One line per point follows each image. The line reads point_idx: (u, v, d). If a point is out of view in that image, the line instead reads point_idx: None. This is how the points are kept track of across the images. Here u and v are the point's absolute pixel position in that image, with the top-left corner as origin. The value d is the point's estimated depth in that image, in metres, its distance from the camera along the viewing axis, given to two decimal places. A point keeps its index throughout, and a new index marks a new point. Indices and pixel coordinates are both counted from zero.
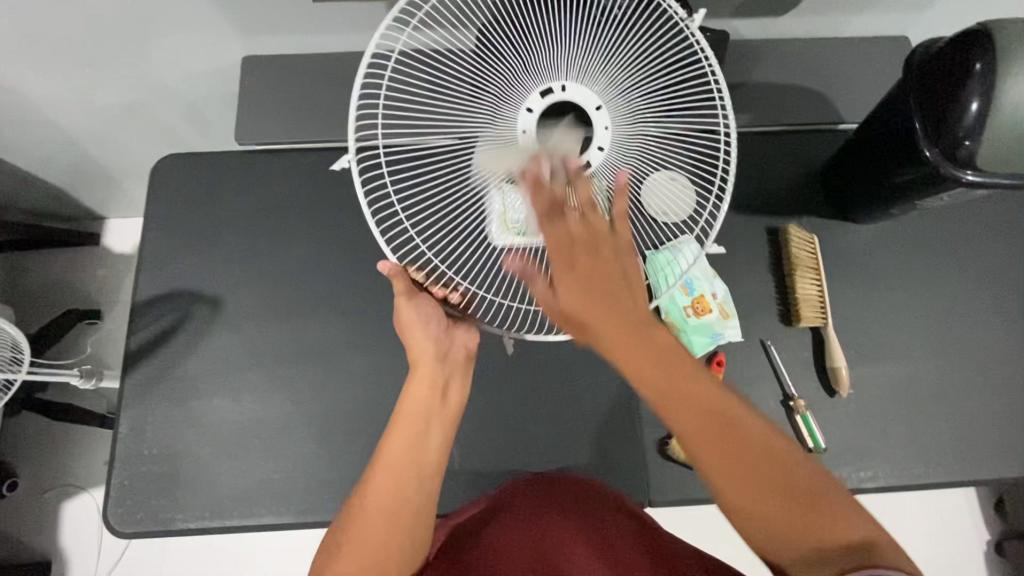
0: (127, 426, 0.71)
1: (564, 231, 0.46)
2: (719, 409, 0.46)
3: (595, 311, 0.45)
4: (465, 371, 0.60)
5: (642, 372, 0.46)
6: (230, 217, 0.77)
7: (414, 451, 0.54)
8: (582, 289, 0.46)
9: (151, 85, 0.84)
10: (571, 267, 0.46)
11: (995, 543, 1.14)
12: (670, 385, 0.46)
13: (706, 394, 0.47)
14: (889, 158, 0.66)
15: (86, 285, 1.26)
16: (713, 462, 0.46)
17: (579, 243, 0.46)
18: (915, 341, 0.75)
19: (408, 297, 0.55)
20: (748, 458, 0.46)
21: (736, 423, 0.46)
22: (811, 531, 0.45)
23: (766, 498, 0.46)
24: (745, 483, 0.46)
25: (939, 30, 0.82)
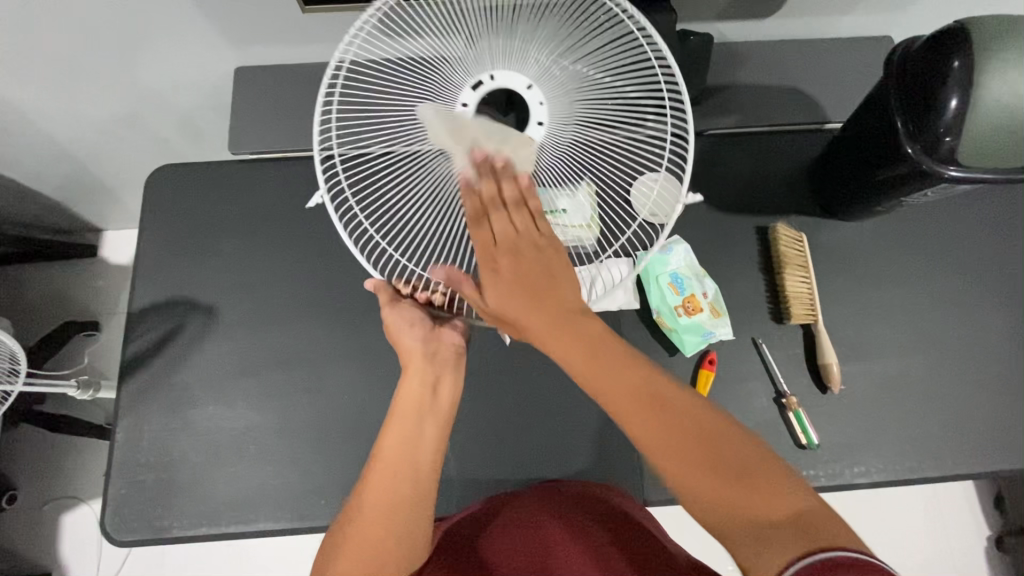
0: (123, 435, 0.72)
1: (484, 234, 0.50)
2: (657, 399, 0.49)
3: (523, 304, 0.50)
4: (458, 368, 0.58)
5: (581, 364, 0.50)
6: (224, 226, 0.78)
7: (406, 453, 0.54)
8: (505, 285, 0.50)
9: (145, 97, 0.85)
10: (494, 270, 0.50)
11: (995, 538, 1.13)
12: (604, 372, 0.50)
13: (643, 386, 0.49)
14: (873, 156, 0.67)
15: (84, 296, 1.27)
16: (654, 451, 0.48)
17: (506, 249, 0.50)
18: (905, 336, 0.75)
19: (390, 305, 0.56)
20: (686, 445, 0.47)
21: (664, 404, 0.49)
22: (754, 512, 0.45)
23: (697, 476, 0.47)
24: (683, 469, 0.47)
25: (921, 29, 0.84)
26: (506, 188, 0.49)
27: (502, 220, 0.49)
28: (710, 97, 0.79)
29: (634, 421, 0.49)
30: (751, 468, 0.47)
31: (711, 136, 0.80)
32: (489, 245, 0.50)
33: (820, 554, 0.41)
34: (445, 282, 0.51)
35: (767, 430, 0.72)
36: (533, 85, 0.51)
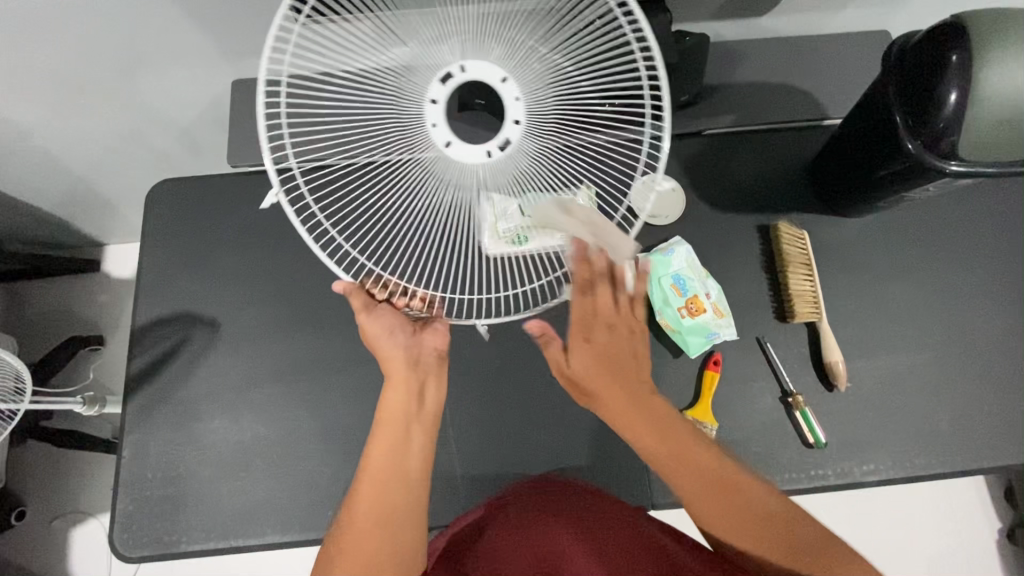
0: (129, 450, 0.72)
1: (582, 308, 0.57)
2: (723, 478, 0.54)
3: (602, 376, 0.57)
4: (440, 372, 0.59)
5: (648, 440, 0.56)
6: (225, 239, 0.78)
7: (396, 459, 0.55)
8: (587, 356, 0.58)
9: (143, 112, 0.86)
10: (584, 341, 0.58)
11: (1007, 531, 1.13)
12: (676, 455, 0.55)
13: (716, 467, 0.54)
14: (873, 151, 0.67)
15: (88, 311, 1.27)
16: (710, 517, 0.53)
17: (601, 321, 0.58)
18: (910, 331, 0.75)
19: (367, 313, 0.55)
20: (747, 516, 0.52)
21: (727, 475, 0.54)
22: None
23: (755, 539, 0.52)
24: (747, 539, 0.52)
25: (919, 22, 0.83)
26: (585, 272, 0.56)
27: (605, 296, 0.57)
28: (707, 96, 0.79)
29: (696, 493, 0.53)
30: (809, 536, 0.51)
31: (708, 135, 0.80)
32: (585, 312, 0.57)
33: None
34: (539, 333, 0.61)
35: (774, 429, 0.72)
36: (507, 78, 0.53)
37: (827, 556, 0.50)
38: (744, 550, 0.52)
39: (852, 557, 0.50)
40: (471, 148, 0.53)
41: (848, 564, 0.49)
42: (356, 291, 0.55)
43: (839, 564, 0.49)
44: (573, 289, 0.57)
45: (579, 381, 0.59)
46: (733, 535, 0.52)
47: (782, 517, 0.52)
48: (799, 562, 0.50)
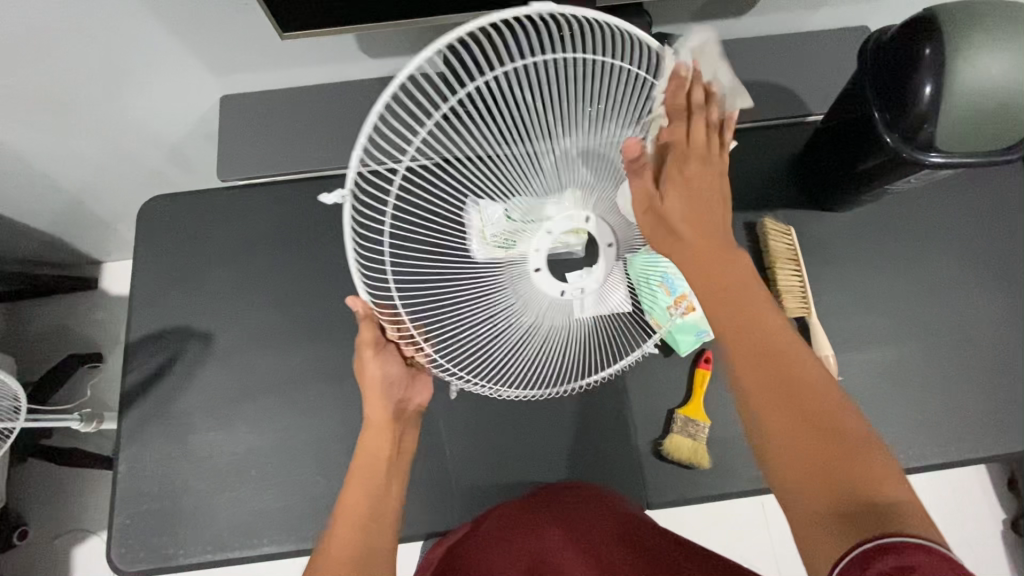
0: (125, 466, 0.72)
1: (679, 163, 0.51)
2: (789, 354, 0.47)
3: (682, 208, 0.51)
4: (415, 425, 0.63)
5: (712, 302, 0.51)
6: (217, 252, 0.79)
7: (375, 500, 0.56)
8: (685, 197, 0.51)
9: (135, 131, 0.87)
10: (680, 173, 0.51)
11: (1011, 522, 1.12)
12: (746, 321, 0.49)
13: (795, 347, 0.47)
14: (854, 146, 0.67)
15: (85, 329, 1.28)
16: (759, 399, 0.46)
17: (695, 157, 0.51)
18: (899, 323, 0.75)
19: (376, 350, 0.57)
20: (800, 412, 0.45)
21: (786, 351, 0.47)
22: (844, 486, 0.42)
23: (788, 423, 0.45)
24: (789, 439, 0.44)
25: (898, 16, 0.84)
26: (695, 95, 0.51)
27: (701, 130, 0.51)
28: None
29: (741, 337, 0.48)
30: (857, 441, 0.43)
31: None
32: (678, 143, 0.52)
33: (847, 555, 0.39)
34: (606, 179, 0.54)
35: None
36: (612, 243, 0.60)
37: (855, 466, 0.42)
38: (765, 409, 0.46)
39: (889, 476, 0.42)
40: (551, 282, 0.60)
41: (874, 480, 0.41)
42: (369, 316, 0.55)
43: (863, 477, 0.42)
44: (669, 101, 0.51)
45: (668, 218, 0.51)
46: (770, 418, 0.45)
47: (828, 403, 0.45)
48: (824, 471, 0.43)
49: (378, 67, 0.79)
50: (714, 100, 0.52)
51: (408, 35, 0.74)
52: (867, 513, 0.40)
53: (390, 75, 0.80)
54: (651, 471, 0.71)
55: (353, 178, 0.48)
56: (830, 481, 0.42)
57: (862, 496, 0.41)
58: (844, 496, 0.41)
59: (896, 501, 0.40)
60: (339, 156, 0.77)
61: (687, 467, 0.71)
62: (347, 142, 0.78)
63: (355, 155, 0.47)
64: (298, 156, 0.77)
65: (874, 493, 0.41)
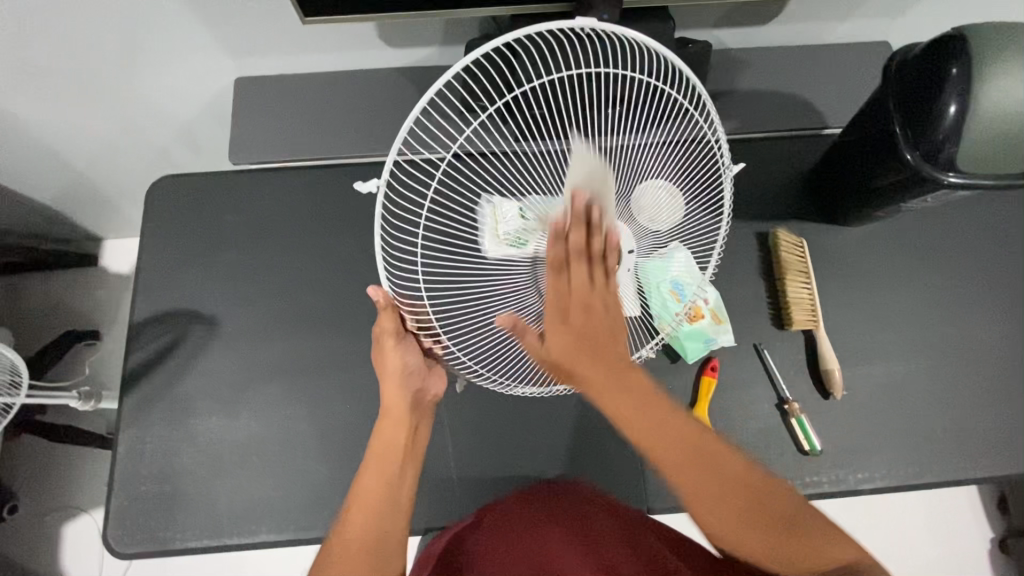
0: (125, 447, 0.72)
1: (563, 288, 0.52)
2: (700, 443, 0.50)
3: (585, 361, 0.51)
4: (431, 415, 0.63)
5: (619, 413, 0.51)
6: (225, 236, 0.78)
7: (388, 492, 0.55)
8: (567, 340, 0.52)
9: (147, 109, 0.86)
10: (560, 320, 0.52)
11: (998, 541, 1.13)
12: (652, 410, 0.50)
13: (705, 446, 0.49)
14: (872, 163, 0.67)
15: (85, 306, 1.27)
16: (709, 522, 0.48)
17: (579, 301, 0.52)
18: (905, 340, 0.75)
19: (396, 338, 0.59)
20: (738, 491, 0.48)
21: (699, 446, 0.49)
22: (781, 552, 0.46)
23: (718, 487, 0.48)
24: (720, 512, 0.48)
25: (921, 33, 0.83)
26: (574, 236, 0.50)
27: (581, 274, 0.52)
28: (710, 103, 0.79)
29: (678, 463, 0.49)
30: (792, 509, 0.48)
31: None
32: (561, 302, 0.52)
33: None
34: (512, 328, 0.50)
35: (770, 436, 0.72)
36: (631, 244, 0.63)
37: (800, 543, 0.47)
38: (696, 494, 0.48)
39: (828, 537, 0.47)
40: None
41: (824, 548, 0.46)
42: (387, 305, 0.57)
43: (812, 552, 0.46)
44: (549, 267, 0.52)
45: (562, 364, 0.52)
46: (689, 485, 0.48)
47: (733, 476, 0.49)
48: (737, 508, 0.48)
49: (396, 56, 0.78)
50: (598, 228, 0.50)
51: (429, 26, 0.73)
52: (818, 564, 0.46)
53: (408, 65, 0.79)
54: (652, 475, 0.72)
55: (390, 165, 0.48)
56: (737, 514, 0.48)
57: (802, 556, 0.46)
58: (778, 555, 0.46)
59: (830, 547, 0.47)
60: (353, 145, 0.77)
61: None
62: (362, 131, 0.77)
63: (398, 143, 0.47)
64: (312, 142, 0.77)
65: (813, 551, 0.46)
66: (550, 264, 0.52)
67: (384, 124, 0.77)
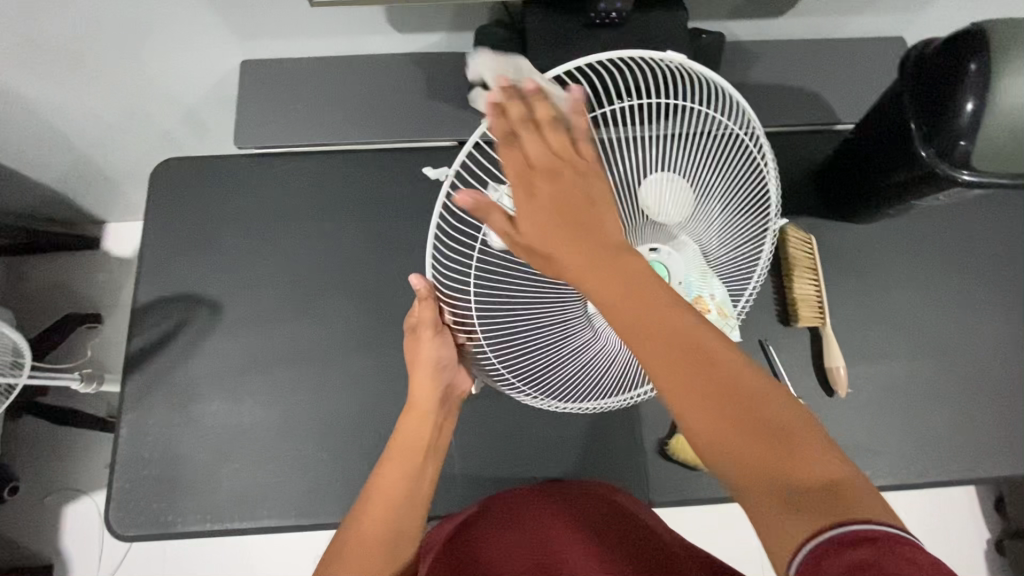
0: (127, 430, 0.72)
1: (529, 156, 0.48)
2: (692, 340, 0.40)
3: (559, 233, 0.47)
4: (456, 411, 0.64)
5: (597, 290, 0.44)
6: (229, 221, 0.77)
7: (409, 487, 0.56)
8: (541, 214, 0.47)
9: (151, 90, 0.85)
10: (528, 193, 0.48)
11: (994, 541, 1.14)
12: (632, 301, 0.43)
13: (695, 335, 0.41)
14: (886, 159, 0.67)
15: (86, 289, 1.26)
16: (692, 419, 0.39)
17: (545, 171, 0.48)
18: (911, 339, 0.75)
19: (435, 331, 0.58)
20: (725, 401, 0.39)
21: (685, 338, 0.40)
22: (777, 475, 0.36)
23: (700, 395, 0.39)
24: (706, 418, 0.39)
25: (936, 30, 0.82)
26: (516, 109, 0.47)
27: (534, 141, 0.48)
28: None
29: (652, 357, 0.41)
30: (797, 434, 0.38)
31: None
32: (526, 170, 0.48)
33: (803, 542, 0.34)
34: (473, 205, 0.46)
35: None
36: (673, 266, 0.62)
37: (796, 460, 0.37)
38: (675, 394, 0.40)
39: (833, 461, 0.37)
40: None
41: (826, 469, 0.36)
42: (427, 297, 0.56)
43: (810, 470, 0.36)
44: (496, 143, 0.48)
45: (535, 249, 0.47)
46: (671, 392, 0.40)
47: (728, 373, 0.39)
48: (734, 426, 0.38)
49: (405, 42, 0.77)
50: (547, 94, 0.48)
51: (438, 12, 0.72)
52: (818, 494, 0.35)
53: (416, 51, 0.78)
54: (655, 469, 0.71)
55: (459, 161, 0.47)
56: (730, 427, 0.38)
57: (799, 475, 0.36)
58: (780, 478, 0.36)
59: (842, 474, 0.36)
60: (360, 131, 0.76)
61: (692, 468, 0.71)
62: (369, 118, 0.77)
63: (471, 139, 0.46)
64: (318, 128, 0.76)
65: (819, 472, 0.36)
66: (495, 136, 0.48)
67: (392, 111, 0.77)
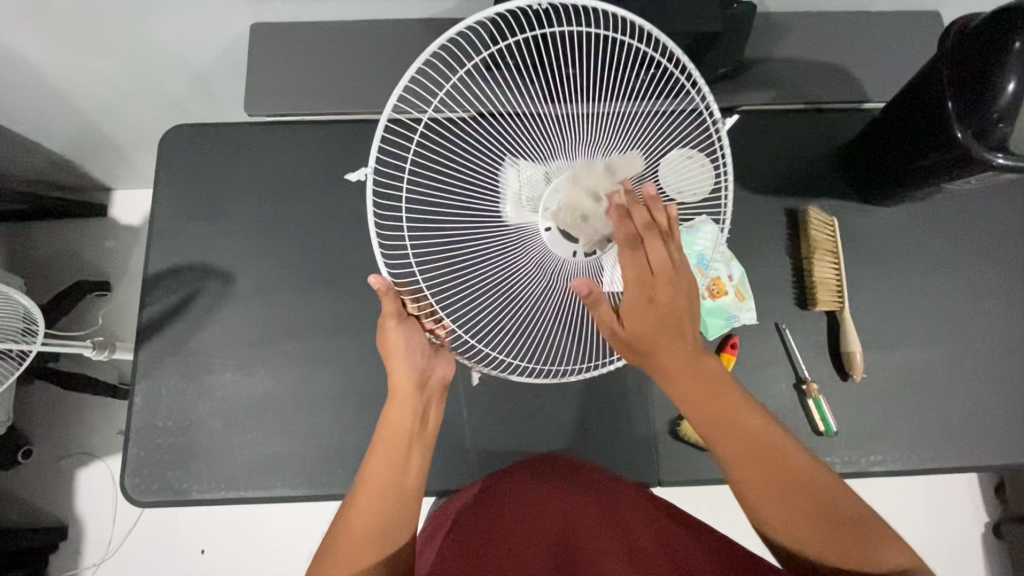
0: (140, 398, 0.72)
1: (648, 258, 0.51)
2: (775, 445, 0.50)
3: (665, 347, 0.52)
4: (442, 397, 0.61)
5: (690, 397, 0.52)
6: (240, 191, 0.76)
7: (392, 479, 0.55)
8: (650, 326, 0.51)
9: (157, 53, 0.82)
10: (642, 300, 0.51)
11: (993, 525, 1.15)
12: (719, 406, 0.52)
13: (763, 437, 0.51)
14: (915, 139, 0.64)
15: (94, 257, 1.26)
16: (760, 494, 0.50)
17: (662, 277, 0.51)
18: (928, 325, 0.74)
19: (399, 321, 0.57)
20: (805, 492, 0.49)
21: (764, 439, 0.51)
22: (847, 552, 0.47)
23: (777, 494, 0.49)
24: (789, 509, 0.49)
25: (977, 4, 0.78)
26: (639, 212, 0.52)
27: (656, 247, 0.51)
28: (746, 71, 0.75)
29: (736, 448, 0.50)
30: (853, 516, 0.48)
31: (743, 111, 0.78)
32: (636, 280, 0.51)
33: None
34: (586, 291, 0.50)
35: (785, 415, 0.72)
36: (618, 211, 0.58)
37: (861, 543, 0.47)
38: (763, 490, 0.49)
39: (895, 545, 0.47)
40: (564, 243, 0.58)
41: (884, 549, 0.46)
42: (387, 292, 0.55)
43: (873, 551, 0.46)
44: (619, 240, 0.52)
45: (639, 336, 0.52)
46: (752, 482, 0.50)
47: (801, 470, 0.50)
48: (809, 514, 0.48)
49: (420, 8, 0.74)
50: (661, 202, 0.53)
51: None
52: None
53: (431, 18, 0.75)
54: (666, 450, 0.71)
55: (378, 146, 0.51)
56: (805, 512, 0.48)
57: (868, 562, 0.46)
58: (856, 566, 0.46)
59: (901, 562, 0.46)
60: (374, 101, 0.74)
61: (703, 448, 0.71)
62: (384, 87, 0.74)
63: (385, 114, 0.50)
64: (331, 96, 0.74)
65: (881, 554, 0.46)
66: (620, 242, 0.52)
67: (406, 80, 0.74)
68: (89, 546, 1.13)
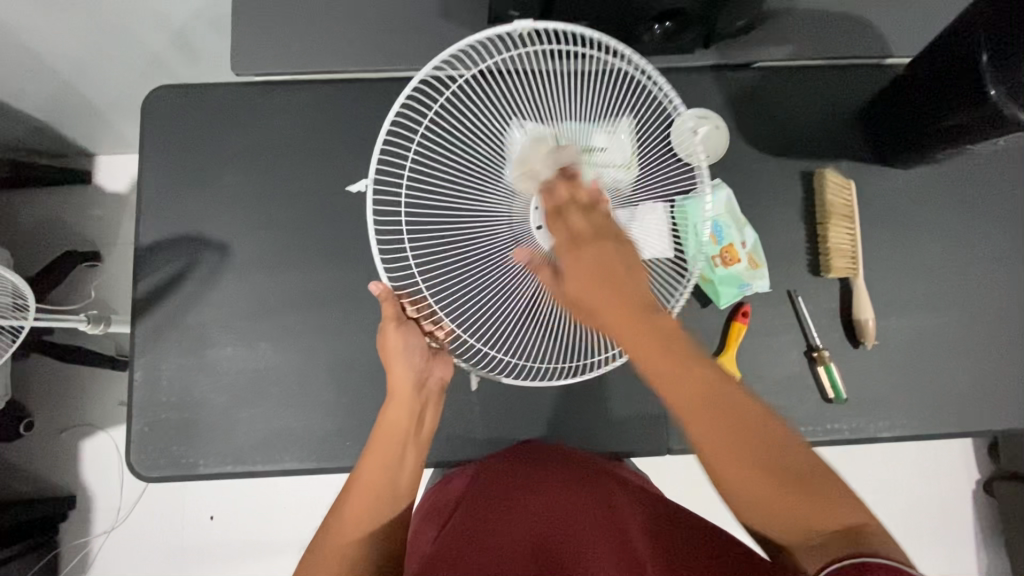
0: (141, 374, 0.70)
1: (568, 229, 0.52)
2: (732, 402, 0.48)
3: (603, 299, 0.51)
4: (440, 398, 0.63)
5: (637, 351, 0.50)
6: (231, 157, 0.72)
7: (389, 474, 0.57)
8: (582, 281, 0.52)
9: (134, 6, 0.76)
10: (571, 257, 0.52)
11: (984, 483, 1.18)
12: (675, 365, 0.49)
13: (714, 391, 0.48)
14: (941, 97, 0.61)
15: (81, 226, 1.22)
16: (718, 461, 0.48)
17: (585, 243, 0.52)
18: (942, 290, 0.73)
19: (398, 325, 0.60)
20: (751, 447, 0.47)
21: (718, 394, 0.48)
22: (793, 506, 0.45)
23: (726, 446, 0.47)
24: (735, 462, 0.47)
25: None
26: (562, 188, 0.52)
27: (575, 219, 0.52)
28: (765, 24, 0.71)
29: (688, 409, 0.48)
30: (803, 472, 0.46)
31: (759, 69, 0.74)
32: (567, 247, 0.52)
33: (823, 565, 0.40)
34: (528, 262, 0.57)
35: (794, 383, 0.71)
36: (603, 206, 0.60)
37: (811, 497, 0.45)
38: (709, 442, 0.48)
39: (850, 506, 0.44)
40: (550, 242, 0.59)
41: (837, 509, 0.44)
42: (387, 298, 0.59)
43: (823, 509, 0.44)
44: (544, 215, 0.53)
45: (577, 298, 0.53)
46: (700, 435, 0.48)
47: (748, 421, 0.47)
48: (754, 461, 0.47)
49: None
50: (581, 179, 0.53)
51: None
52: (835, 538, 0.43)
53: None
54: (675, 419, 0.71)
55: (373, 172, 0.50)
56: (750, 464, 0.47)
57: (819, 523, 0.44)
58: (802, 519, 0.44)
59: (855, 521, 0.43)
60: (370, 58, 0.69)
61: None
62: (380, 42, 0.69)
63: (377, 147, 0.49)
64: (324, 52, 0.69)
65: (829, 509, 0.44)
66: (546, 215, 0.54)
67: (404, 34, 0.69)
68: (98, 515, 1.14)
